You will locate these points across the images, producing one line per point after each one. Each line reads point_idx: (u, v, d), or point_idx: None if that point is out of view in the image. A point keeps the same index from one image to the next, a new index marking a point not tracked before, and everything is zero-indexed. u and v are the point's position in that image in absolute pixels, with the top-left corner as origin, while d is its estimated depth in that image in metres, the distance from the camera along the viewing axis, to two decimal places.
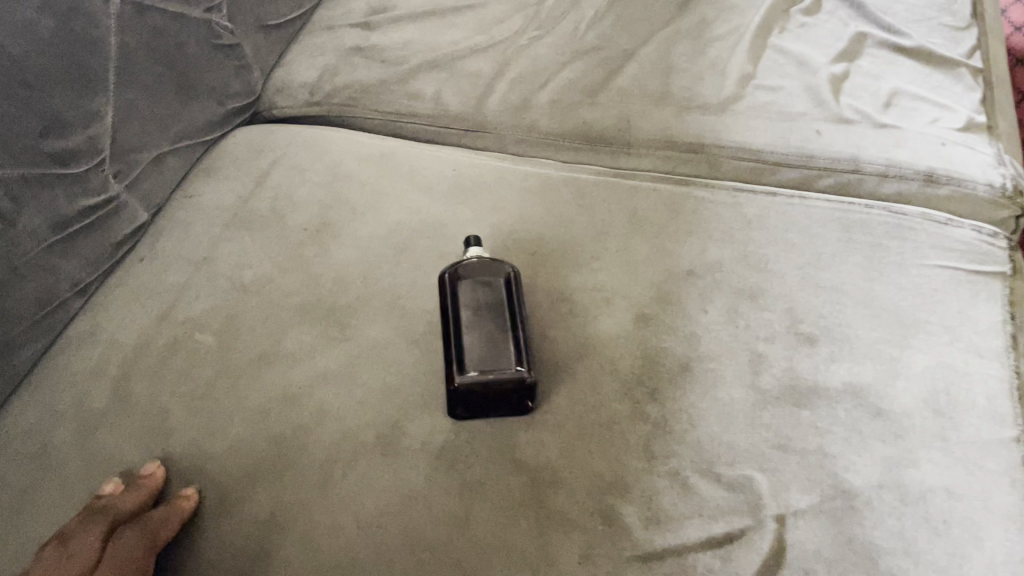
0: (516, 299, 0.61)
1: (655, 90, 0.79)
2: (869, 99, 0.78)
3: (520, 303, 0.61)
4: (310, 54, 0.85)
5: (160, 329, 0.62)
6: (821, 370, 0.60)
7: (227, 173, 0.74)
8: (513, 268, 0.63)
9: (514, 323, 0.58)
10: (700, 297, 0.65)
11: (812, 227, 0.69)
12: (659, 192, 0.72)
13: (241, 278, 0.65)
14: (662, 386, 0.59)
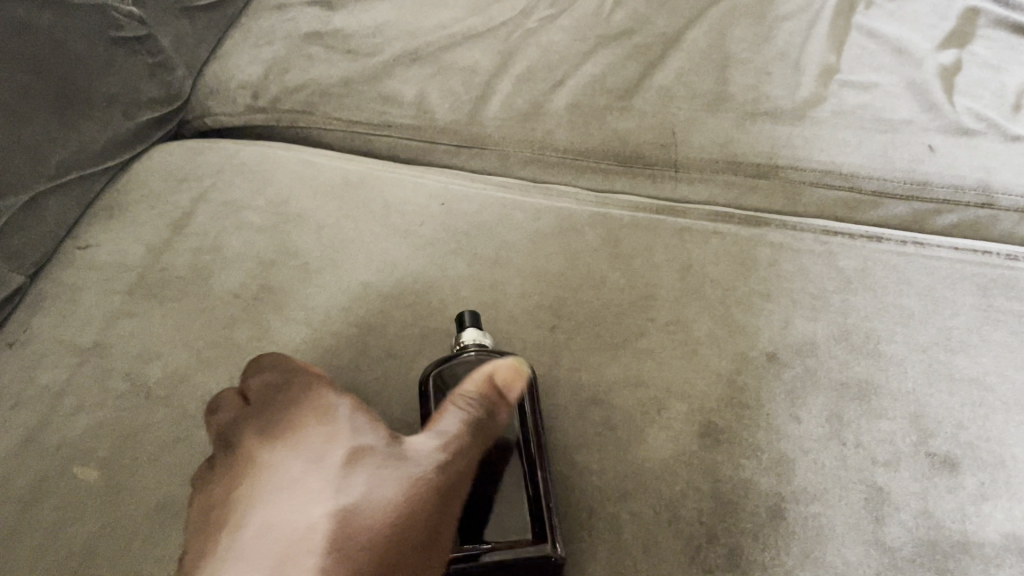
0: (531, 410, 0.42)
1: (706, 91, 0.60)
2: (993, 100, 0.59)
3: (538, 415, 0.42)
4: (254, 43, 0.66)
5: (23, 458, 0.44)
6: (972, 515, 0.42)
7: (136, 215, 0.55)
8: (527, 362, 0.44)
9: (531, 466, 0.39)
10: (788, 396, 0.46)
11: (935, 289, 0.50)
12: (721, 236, 0.53)
13: (146, 374, 0.47)
14: (745, 545, 0.41)
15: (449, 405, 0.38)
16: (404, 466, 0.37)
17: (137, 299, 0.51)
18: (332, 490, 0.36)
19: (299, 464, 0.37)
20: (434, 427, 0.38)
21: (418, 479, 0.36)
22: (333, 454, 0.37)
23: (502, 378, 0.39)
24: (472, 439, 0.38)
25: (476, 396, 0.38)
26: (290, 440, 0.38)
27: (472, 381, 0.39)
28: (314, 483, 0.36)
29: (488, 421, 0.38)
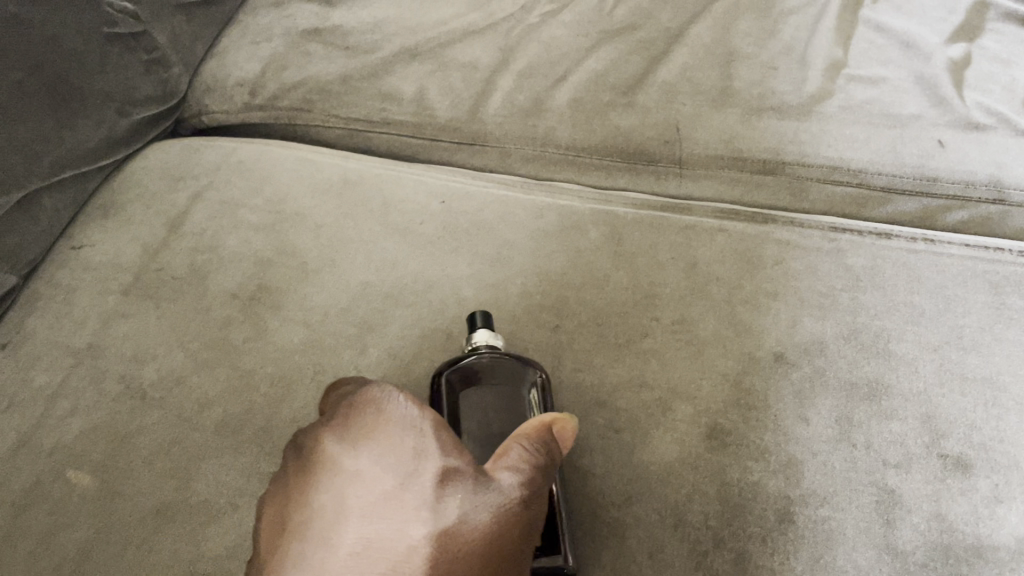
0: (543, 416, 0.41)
1: (711, 86, 0.59)
2: (1003, 94, 0.58)
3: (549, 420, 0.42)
4: (252, 40, 0.65)
5: (15, 463, 0.43)
6: (984, 518, 0.41)
7: (131, 215, 0.54)
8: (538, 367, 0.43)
9: None
10: (796, 397, 0.45)
11: (945, 287, 0.49)
12: (727, 233, 0.52)
13: (140, 377, 0.46)
14: (753, 550, 0.40)
15: (515, 450, 0.35)
16: (489, 491, 0.35)
17: (131, 300, 0.50)
18: (421, 512, 0.35)
19: (387, 477, 0.36)
20: (508, 463, 0.35)
21: (505, 508, 0.35)
22: (419, 469, 0.36)
23: (566, 436, 0.36)
24: (544, 480, 0.35)
25: (541, 444, 0.36)
26: (376, 450, 0.37)
27: (532, 425, 0.36)
28: (403, 502, 0.35)
29: (553, 466, 0.36)
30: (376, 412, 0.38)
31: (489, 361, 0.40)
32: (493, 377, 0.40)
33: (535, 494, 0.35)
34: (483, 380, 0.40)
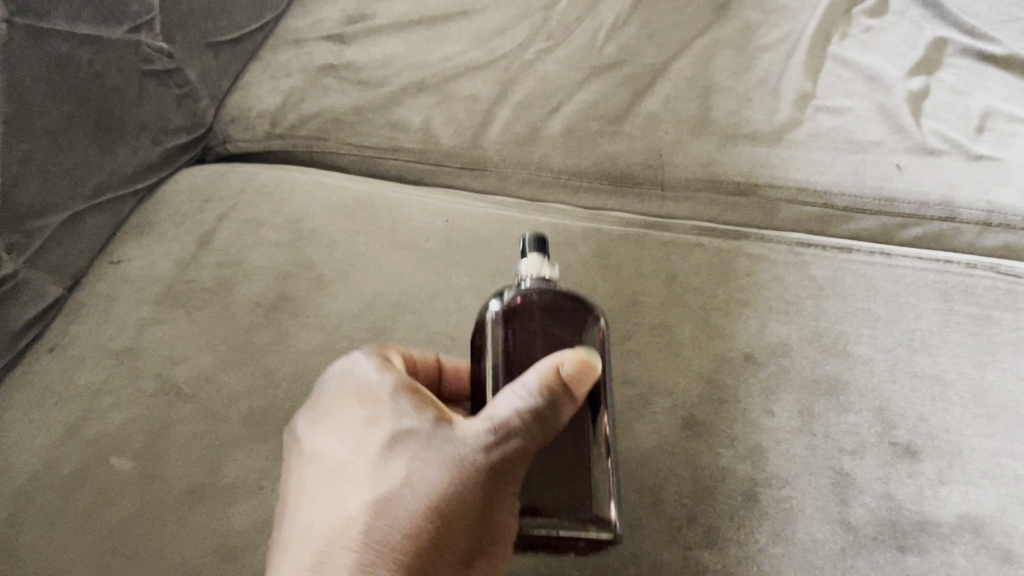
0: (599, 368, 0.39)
1: (691, 116, 0.65)
2: (958, 123, 0.63)
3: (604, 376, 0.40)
4: (272, 75, 0.71)
5: (63, 450, 0.48)
6: (929, 497, 0.46)
7: (164, 233, 0.60)
8: (598, 312, 0.41)
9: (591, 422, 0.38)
10: (763, 393, 0.50)
11: (899, 295, 0.54)
12: (704, 248, 0.58)
13: (173, 375, 0.52)
14: (722, 525, 0.45)
15: (519, 387, 0.35)
16: (441, 446, 0.35)
17: (164, 308, 0.55)
18: (369, 477, 0.36)
19: (346, 451, 0.37)
20: (485, 418, 0.35)
21: (461, 459, 0.35)
22: (373, 438, 0.37)
23: (570, 371, 0.35)
24: (519, 435, 0.34)
25: (545, 384, 0.34)
26: (351, 423, 0.38)
27: (543, 370, 0.35)
28: (353, 472, 0.36)
29: (558, 408, 0.35)
30: (348, 390, 0.40)
31: (548, 300, 0.39)
32: (540, 317, 0.38)
33: (506, 440, 0.34)
34: (541, 318, 0.38)
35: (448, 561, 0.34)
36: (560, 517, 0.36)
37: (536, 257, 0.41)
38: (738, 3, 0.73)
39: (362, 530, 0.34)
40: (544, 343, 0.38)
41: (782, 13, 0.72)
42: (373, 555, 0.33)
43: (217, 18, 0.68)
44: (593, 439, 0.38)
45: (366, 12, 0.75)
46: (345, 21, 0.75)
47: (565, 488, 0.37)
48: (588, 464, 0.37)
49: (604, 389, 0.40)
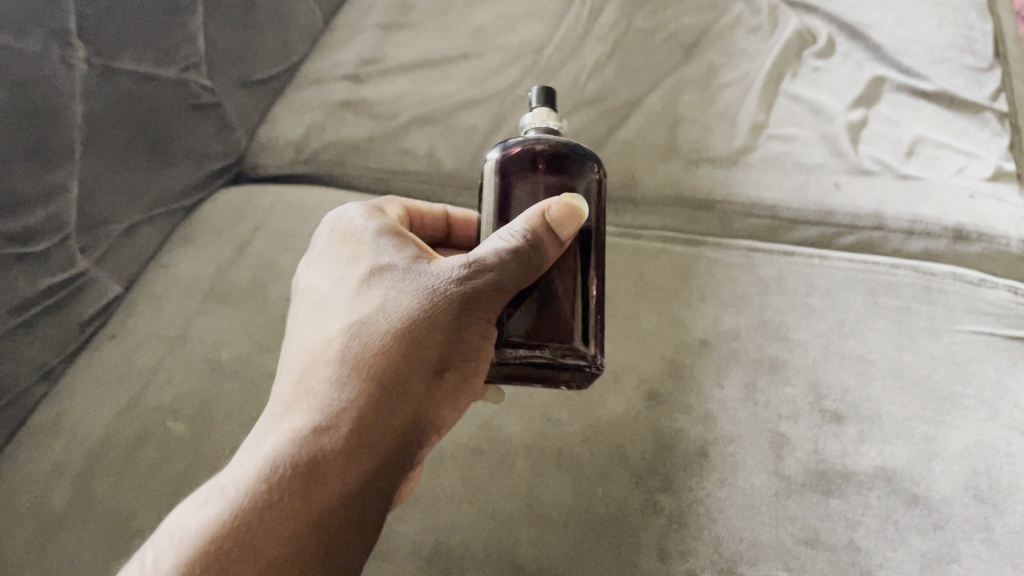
0: (593, 216, 0.45)
1: (661, 143, 0.75)
2: (890, 148, 0.73)
3: (599, 220, 0.45)
4: (297, 110, 0.81)
5: (128, 417, 0.58)
6: (850, 453, 0.55)
7: (206, 242, 0.70)
8: (598, 166, 0.46)
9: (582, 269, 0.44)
10: (716, 370, 0.59)
11: (833, 291, 0.64)
12: (670, 253, 0.67)
13: (217, 357, 0.61)
14: (678, 475, 0.54)
15: (509, 231, 0.41)
16: (417, 281, 0.42)
17: (208, 304, 0.65)
18: (349, 304, 0.42)
19: (331, 285, 0.44)
20: (468, 257, 0.41)
21: (433, 287, 0.41)
22: (356, 273, 0.43)
23: (556, 215, 0.41)
24: (492, 271, 0.41)
25: (531, 228, 0.40)
26: (340, 265, 0.45)
27: (530, 217, 0.40)
28: (336, 301, 0.43)
29: (543, 247, 0.41)
30: (341, 237, 0.46)
31: (553, 150, 0.44)
32: (538, 167, 0.44)
33: (479, 273, 0.40)
34: (545, 168, 0.44)
35: (420, 369, 0.40)
36: (547, 345, 0.43)
37: (546, 110, 0.46)
38: (704, 47, 0.83)
39: (341, 344, 0.40)
40: (546, 189, 0.44)
41: (742, 55, 0.82)
42: (351, 363, 0.39)
43: (251, 60, 0.78)
44: (583, 283, 0.44)
45: (378, 55, 0.86)
46: (360, 63, 0.85)
47: (555, 322, 0.43)
48: (575, 301, 0.44)
49: (595, 235, 0.45)
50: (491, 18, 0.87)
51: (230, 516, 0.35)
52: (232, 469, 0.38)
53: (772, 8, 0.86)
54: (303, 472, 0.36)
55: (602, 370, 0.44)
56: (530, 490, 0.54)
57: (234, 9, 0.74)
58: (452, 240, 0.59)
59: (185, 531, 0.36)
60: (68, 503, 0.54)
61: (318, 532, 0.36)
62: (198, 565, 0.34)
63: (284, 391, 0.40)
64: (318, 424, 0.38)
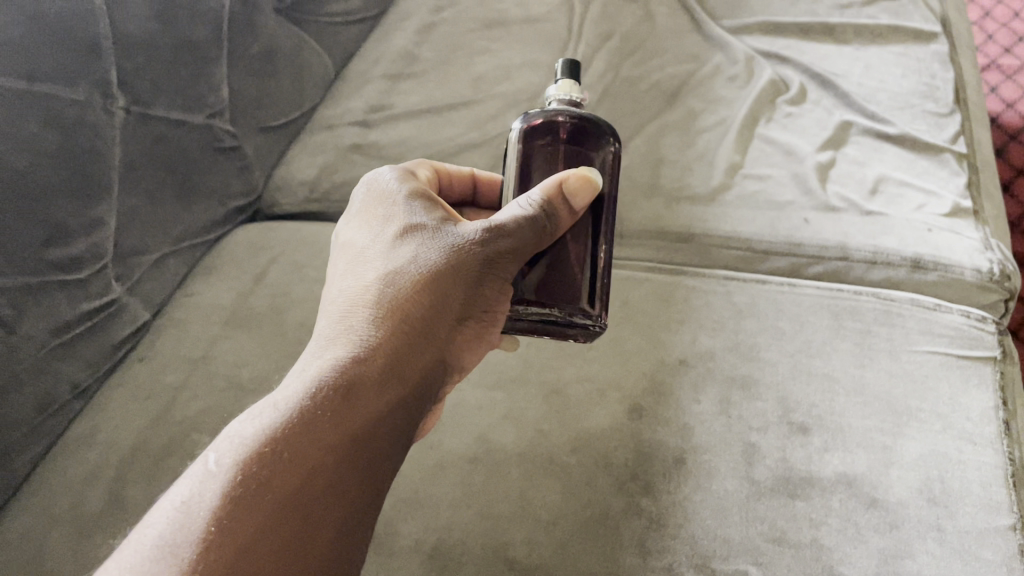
0: (606, 184, 0.52)
1: (644, 182, 0.82)
2: (856, 187, 0.79)
3: (611, 188, 0.53)
4: (310, 153, 0.88)
5: (156, 430, 0.64)
6: (815, 460, 0.60)
7: (226, 272, 0.77)
8: (613, 140, 0.53)
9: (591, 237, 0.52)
10: (693, 386, 0.65)
11: (802, 314, 0.70)
12: (652, 282, 0.74)
13: (237, 376, 0.67)
14: (657, 481, 0.60)
15: (529, 199, 0.48)
16: (444, 239, 0.48)
17: (229, 328, 0.71)
18: (384, 256, 0.48)
19: (368, 240, 0.51)
20: (490, 220, 0.48)
21: (458, 244, 0.48)
22: (391, 231, 0.50)
23: (572, 185, 0.48)
24: (511, 234, 0.48)
25: (548, 197, 0.48)
26: (376, 222, 0.51)
27: (549, 186, 0.48)
28: (373, 253, 0.49)
29: (556, 213, 0.48)
30: (377, 199, 0.53)
31: (571, 123, 0.51)
32: (556, 138, 0.51)
33: (500, 235, 0.48)
34: (564, 138, 0.51)
35: (443, 318, 0.47)
36: (558, 305, 0.51)
37: (569, 81, 0.52)
38: (685, 94, 0.91)
39: (377, 291, 0.47)
40: (563, 159, 0.51)
41: (720, 101, 0.89)
42: (386, 305, 0.46)
43: (269, 107, 0.85)
44: (592, 249, 0.52)
45: (385, 102, 0.93)
46: (368, 109, 0.92)
47: (565, 284, 0.51)
48: (584, 267, 0.52)
49: (608, 204, 0.53)
50: (489, 67, 0.94)
51: (285, 423, 0.39)
52: (282, 388, 0.42)
53: (747, 57, 0.92)
54: (347, 393, 0.41)
55: (605, 328, 0.53)
56: (524, 493, 0.60)
57: (255, 61, 0.82)
58: (478, 199, 0.67)
59: (241, 435, 0.39)
60: (102, 506, 0.60)
61: (357, 445, 0.40)
62: (256, 463, 0.38)
63: (325, 330, 0.46)
64: (359, 356, 0.43)
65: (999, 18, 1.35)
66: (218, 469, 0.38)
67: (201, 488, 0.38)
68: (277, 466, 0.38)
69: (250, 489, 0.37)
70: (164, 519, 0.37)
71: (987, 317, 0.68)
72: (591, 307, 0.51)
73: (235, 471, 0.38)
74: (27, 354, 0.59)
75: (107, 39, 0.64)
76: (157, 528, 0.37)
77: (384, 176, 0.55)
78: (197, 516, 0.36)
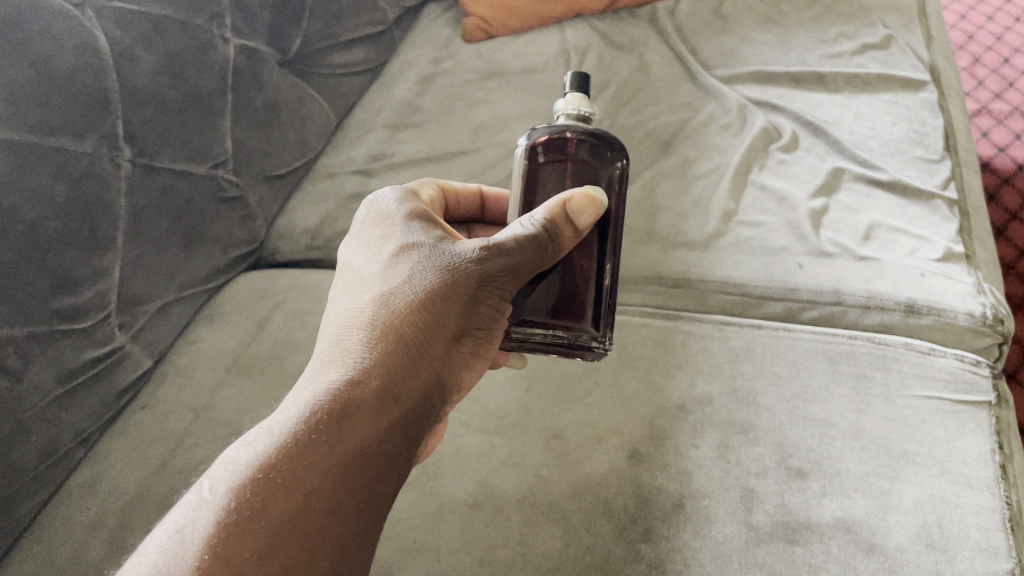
0: (613, 200, 0.53)
1: (641, 230, 0.84)
2: (849, 232, 0.80)
3: (619, 203, 0.54)
4: (313, 201, 0.90)
5: (159, 478, 0.65)
6: (813, 505, 0.60)
7: (229, 319, 0.78)
8: (623, 156, 0.53)
9: (597, 257, 0.54)
10: (691, 431, 0.66)
11: (797, 359, 0.70)
12: (649, 327, 0.75)
13: (239, 423, 0.68)
14: (656, 526, 0.60)
15: (532, 219, 0.49)
16: (440, 257, 0.49)
17: (231, 375, 0.73)
18: (380, 277, 0.49)
19: (366, 260, 0.52)
20: (487, 239, 0.49)
21: (454, 263, 0.48)
22: (387, 250, 0.51)
23: (577, 204, 0.49)
24: (508, 253, 0.48)
25: (550, 216, 0.49)
26: (375, 241, 0.52)
27: (552, 206, 0.49)
28: (369, 274, 0.50)
29: (559, 233, 0.49)
30: (376, 219, 0.54)
31: (579, 139, 0.52)
32: (565, 156, 0.52)
33: (497, 254, 0.48)
34: (570, 155, 0.52)
35: (440, 336, 0.47)
36: (560, 327, 0.54)
37: (579, 95, 0.53)
38: (680, 142, 0.92)
39: (372, 311, 0.48)
40: (570, 175, 0.53)
41: (714, 149, 0.91)
42: (382, 325, 0.47)
43: (272, 157, 0.87)
44: (598, 270, 0.54)
45: (386, 151, 0.95)
46: (370, 158, 0.94)
47: (570, 305, 0.54)
48: (589, 286, 0.54)
49: (614, 221, 0.54)
50: (488, 116, 0.96)
51: (279, 448, 0.41)
52: (279, 411, 0.44)
53: (740, 105, 0.94)
54: (342, 415, 0.42)
55: (610, 346, 0.55)
56: (524, 539, 0.60)
57: (259, 112, 0.84)
58: (486, 215, 0.71)
59: (236, 463, 0.41)
60: (105, 554, 0.61)
61: (352, 466, 0.42)
62: (249, 490, 0.40)
63: (322, 351, 0.48)
64: (354, 378, 0.44)
65: (990, 64, 1.38)
66: (212, 497, 0.40)
67: (196, 516, 0.40)
68: (270, 492, 0.40)
69: (243, 517, 0.39)
70: (159, 546, 0.39)
71: (981, 361, 0.68)
72: (594, 328, 0.54)
73: (228, 498, 0.40)
74: (32, 403, 0.60)
75: (115, 93, 0.65)
76: (152, 556, 0.39)
77: (386, 196, 0.56)
78: (190, 545, 0.38)
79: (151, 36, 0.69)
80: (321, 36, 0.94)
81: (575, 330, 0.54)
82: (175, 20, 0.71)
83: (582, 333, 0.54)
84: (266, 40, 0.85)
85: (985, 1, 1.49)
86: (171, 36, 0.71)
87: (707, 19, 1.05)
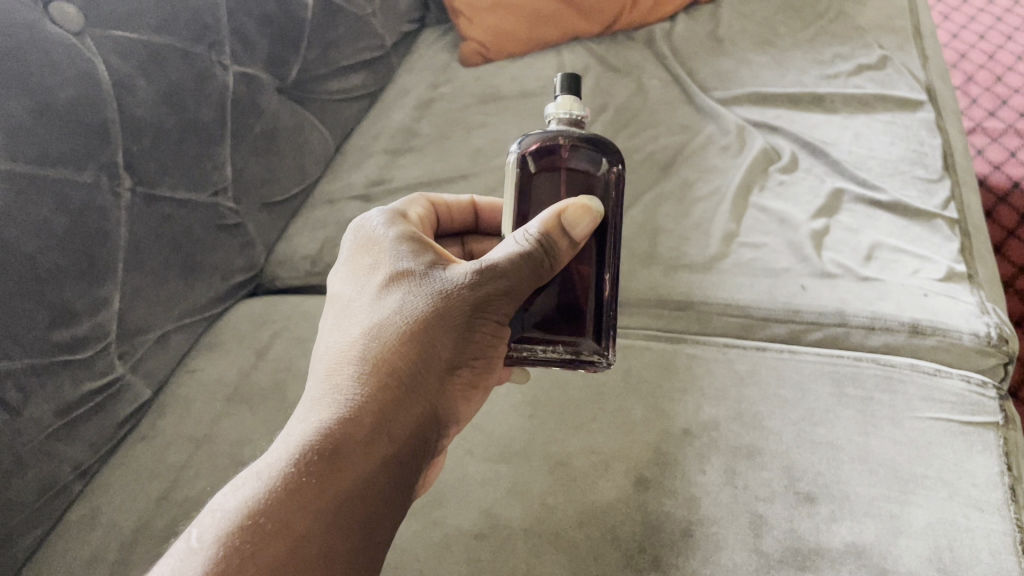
0: (608, 203, 0.53)
1: (642, 252, 0.84)
2: (850, 254, 0.80)
3: (615, 208, 0.53)
4: (312, 227, 0.90)
5: (158, 510, 0.64)
6: (823, 531, 0.59)
7: (229, 348, 0.78)
8: (618, 160, 0.53)
9: (598, 267, 0.53)
10: (698, 457, 0.65)
11: (802, 382, 0.70)
12: (652, 350, 0.75)
13: (240, 454, 0.68)
14: (667, 555, 0.59)
15: (526, 234, 0.48)
16: (432, 284, 0.48)
17: (233, 405, 0.72)
18: (371, 307, 0.49)
19: (356, 289, 0.51)
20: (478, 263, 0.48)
21: (447, 291, 0.48)
22: (377, 279, 0.50)
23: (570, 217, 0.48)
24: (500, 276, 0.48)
25: (545, 229, 0.47)
26: (365, 270, 0.52)
27: (547, 220, 0.47)
28: (359, 305, 0.50)
29: (555, 246, 0.48)
30: (365, 245, 0.54)
31: (573, 145, 0.51)
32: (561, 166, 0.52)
33: (490, 277, 0.47)
34: (566, 164, 0.52)
35: (432, 368, 0.47)
36: (561, 342, 0.53)
37: (569, 98, 0.53)
38: (679, 164, 0.93)
39: (363, 345, 0.47)
40: (565, 183, 0.52)
41: (714, 171, 0.91)
42: (372, 359, 0.46)
43: (271, 184, 0.87)
44: (597, 283, 0.53)
45: (385, 176, 0.95)
46: (369, 183, 0.94)
47: (571, 321, 0.53)
48: (589, 296, 0.53)
49: (613, 229, 0.53)
50: (486, 140, 0.96)
51: (268, 494, 0.41)
52: (267, 452, 0.43)
53: (739, 127, 0.94)
54: (332, 456, 0.42)
55: (614, 360, 0.55)
56: (531, 569, 0.60)
57: (257, 139, 0.84)
58: (480, 225, 0.71)
59: (224, 510, 0.41)
60: None
61: (345, 508, 0.42)
62: (239, 538, 0.39)
63: (313, 387, 0.47)
64: (345, 416, 0.44)
65: (982, 82, 1.39)
66: (200, 546, 0.40)
67: (182, 566, 0.39)
68: (261, 540, 0.39)
69: (232, 565, 0.38)
70: None
71: (987, 382, 0.68)
72: (597, 342, 0.54)
73: (216, 548, 0.39)
74: (31, 436, 0.60)
75: (115, 123, 0.65)
76: None
77: (375, 221, 0.55)
78: None
79: (151, 65, 0.69)
80: (320, 63, 0.94)
81: (577, 344, 0.53)
82: (175, 49, 0.71)
83: (586, 350, 0.53)
84: (266, 67, 0.85)
85: (977, 20, 1.50)
86: (171, 65, 0.71)
87: (703, 42, 1.06)
